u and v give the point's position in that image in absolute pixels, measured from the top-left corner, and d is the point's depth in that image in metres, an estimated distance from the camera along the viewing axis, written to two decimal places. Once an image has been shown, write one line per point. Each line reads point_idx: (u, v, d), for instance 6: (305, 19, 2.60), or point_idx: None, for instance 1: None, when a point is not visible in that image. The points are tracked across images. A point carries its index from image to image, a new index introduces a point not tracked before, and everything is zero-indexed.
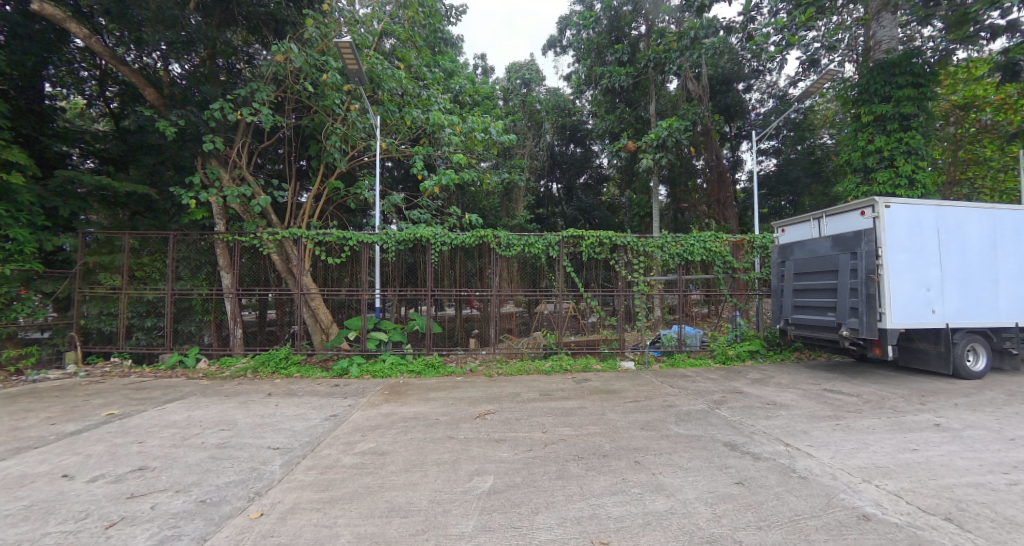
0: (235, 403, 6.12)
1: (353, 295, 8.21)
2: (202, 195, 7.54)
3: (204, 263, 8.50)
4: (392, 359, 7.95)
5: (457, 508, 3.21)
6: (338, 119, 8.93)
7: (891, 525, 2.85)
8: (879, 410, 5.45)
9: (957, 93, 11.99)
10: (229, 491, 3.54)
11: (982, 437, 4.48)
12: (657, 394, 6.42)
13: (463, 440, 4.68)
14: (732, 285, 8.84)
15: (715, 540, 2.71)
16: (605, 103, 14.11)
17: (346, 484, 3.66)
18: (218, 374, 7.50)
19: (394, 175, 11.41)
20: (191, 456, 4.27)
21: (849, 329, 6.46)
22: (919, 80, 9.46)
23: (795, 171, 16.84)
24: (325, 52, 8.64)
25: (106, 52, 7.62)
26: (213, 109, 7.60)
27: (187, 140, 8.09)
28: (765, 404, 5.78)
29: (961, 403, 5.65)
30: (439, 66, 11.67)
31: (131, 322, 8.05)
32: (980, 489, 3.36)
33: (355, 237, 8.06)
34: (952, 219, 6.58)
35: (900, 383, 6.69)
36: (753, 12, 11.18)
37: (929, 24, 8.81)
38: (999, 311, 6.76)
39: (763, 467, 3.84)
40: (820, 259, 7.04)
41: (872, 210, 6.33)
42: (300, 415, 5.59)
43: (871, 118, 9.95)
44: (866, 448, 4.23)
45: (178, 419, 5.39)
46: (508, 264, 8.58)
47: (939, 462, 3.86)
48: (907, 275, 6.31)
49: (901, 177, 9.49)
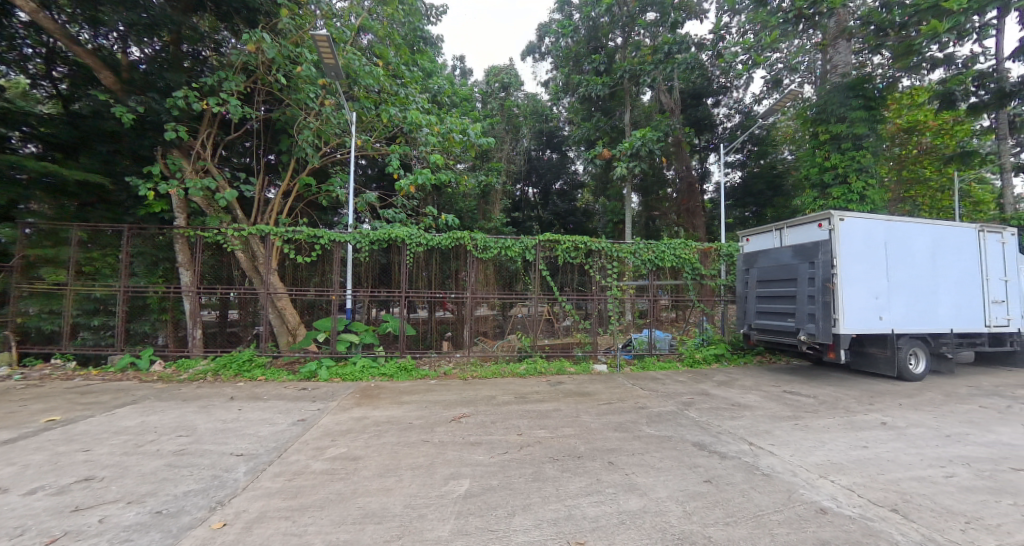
0: (195, 407, 5.80)
1: (323, 295, 7.93)
2: (161, 186, 7.04)
3: (162, 258, 8.02)
4: (363, 362, 7.74)
5: (433, 512, 3.18)
6: (311, 113, 8.51)
7: (846, 518, 3.07)
8: (833, 410, 5.82)
9: (903, 117, 12.97)
10: (188, 501, 3.34)
11: (923, 435, 4.87)
12: (629, 396, 6.59)
13: (438, 444, 4.63)
14: (700, 291, 9.19)
15: (686, 537, 2.83)
16: (582, 111, 14.47)
17: (317, 490, 3.55)
18: (174, 377, 7.04)
19: (369, 173, 11.27)
20: (146, 464, 4.01)
21: (807, 334, 6.85)
22: (870, 103, 10.18)
23: (759, 185, 17.64)
24: (300, 44, 8.30)
25: (55, 29, 7.00)
26: (177, 97, 7.17)
27: (147, 129, 7.79)
28: (730, 405, 6.04)
29: (904, 403, 6.13)
30: (418, 66, 11.57)
31: (77, 321, 7.46)
32: (923, 482, 3.65)
33: (327, 236, 7.77)
34: (899, 232, 7.14)
35: (852, 385, 7.15)
36: (723, 30, 11.89)
37: (880, 52, 9.53)
38: (938, 319, 7.34)
39: (730, 466, 4.03)
40: (783, 267, 7.45)
41: (828, 222, 6.78)
42: (266, 420, 5.36)
43: (828, 137, 10.63)
44: (823, 446, 4.51)
45: (130, 425, 5.04)
46: (484, 267, 8.52)
47: (887, 458, 4.18)
48: (859, 283, 6.78)
49: (854, 194, 10.17)
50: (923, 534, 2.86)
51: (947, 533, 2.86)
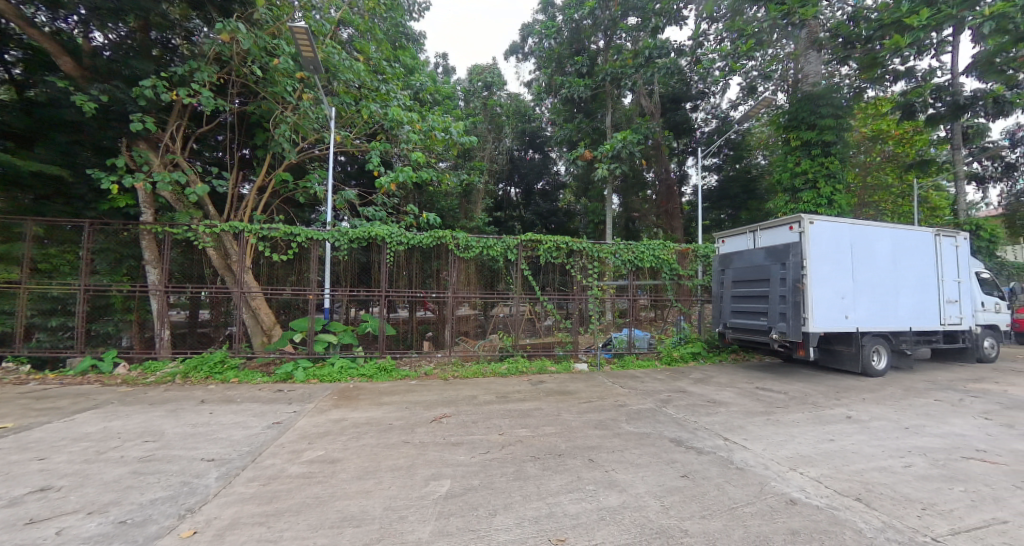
0: (162, 411, 5.55)
1: (299, 294, 7.73)
2: (126, 180, 6.69)
3: (127, 256, 7.64)
4: (342, 363, 7.58)
5: (414, 514, 3.15)
6: (289, 107, 8.29)
7: (814, 508, 3.21)
8: (802, 405, 6.07)
9: (868, 126, 13.61)
10: (155, 510, 3.20)
11: (884, 427, 5.14)
12: (609, 394, 6.69)
13: (419, 445, 4.59)
14: (678, 291, 9.39)
15: (664, 531, 2.90)
16: (564, 112, 14.57)
17: (293, 495, 3.45)
18: (140, 380, 6.72)
19: (348, 170, 11.07)
20: (109, 472, 3.81)
21: (779, 332, 7.12)
22: (839, 112, 10.66)
23: (735, 188, 18.20)
24: (276, 36, 8.04)
25: (8, 10, 6.71)
26: (144, 86, 6.82)
27: (112, 119, 7.37)
28: (707, 402, 6.22)
29: (867, 398, 6.45)
30: (400, 62, 11.39)
31: (32, 321, 7.01)
32: (883, 472, 3.86)
33: (304, 233, 7.56)
34: (863, 235, 7.50)
35: (819, 381, 7.47)
36: (702, 37, 12.20)
37: (847, 63, 9.99)
38: (898, 317, 7.76)
39: (706, 460, 4.15)
40: (756, 267, 7.72)
41: (799, 225, 7.08)
42: (239, 423, 5.18)
43: (799, 143, 11.07)
44: (792, 440, 4.70)
45: (91, 431, 4.78)
46: (465, 266, 8.62)
47: (851, 451, 4.39)
48: (827, 284, 7.10)
49: (823, 198, 10.66)
50: (883, 521, 3.03)
51: (905, 520, 3.03)
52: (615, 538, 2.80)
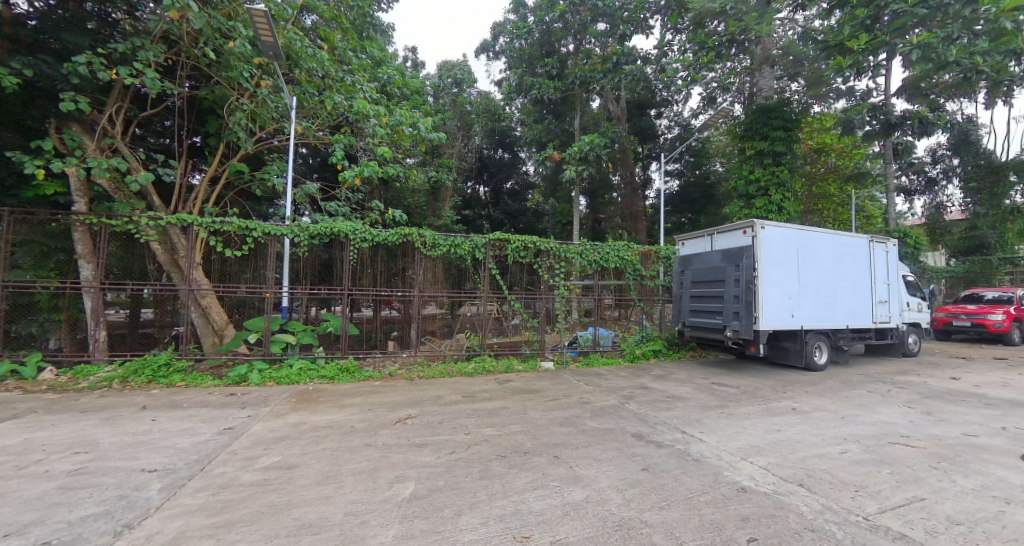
0: (95, 419, 5.08)
1: (255, 291, 7.30)
2: (55, 164, 6.05)
3: (54, 249, 6.86)
4: (301, 364, 7.25)
5: (376, 518, 3.07)
6: (245, 94, 7.80)
7: (762, 494, 3.43)
8: (752, 399, 6.47)
9: (813, 139, 14.65)
10: (86, 527, 2.93)
11: (823, 418, 5.58)
12: (575, 392, 6.82)
13: (383, 448, 4.47)
14: (641, 291, 9.72)
15: (625, 523, 3.00)
16: (534, 112, 14.66)
17: (247, 504, 3.27)
18: (70, 386, 6.12)
19: (309, 163, 10.58)
20: (32, 488, 3.45)
21: (733, 330, 7.55)
22: (789, 126, 11.44)
23: (694, 193, 19.05)
24: (233, 17, 7.53)
25: None
26: (77, 63, 6.17)
27: (38, 97, 6.65)
28: (666, 397, 6.49)
29: (808, 391, 6.97)
30: (367, 53, 11.00)
31: None
32: (822, 459, 4.19)
33: (260, 228, 7.13)
34: (807, 240, 8.09)
35: (767, 376, 7.98)
36: (666, 47, 12.65)
37: (798, 79, 10.72)
38: (837, 316, 8.42)
39: (665, 453, 4.34)
40: (713, 269, 8.14)
41: (751, 230, 7.55)
42: (185, 430, 4.83)
43: (754, 152, 11.77)
44: (743, 431, 5.00)
45: (10, 443, 4.29)
46: (433, 264, 8.35)
47: (794, 440, 4.73)
48: (776, 285, 7.60)
49: (774, 205, 11.40)
50: (821, 504, 3.29)
51: (840, 501, 3.31)
52: (579, 533, 2.87)
